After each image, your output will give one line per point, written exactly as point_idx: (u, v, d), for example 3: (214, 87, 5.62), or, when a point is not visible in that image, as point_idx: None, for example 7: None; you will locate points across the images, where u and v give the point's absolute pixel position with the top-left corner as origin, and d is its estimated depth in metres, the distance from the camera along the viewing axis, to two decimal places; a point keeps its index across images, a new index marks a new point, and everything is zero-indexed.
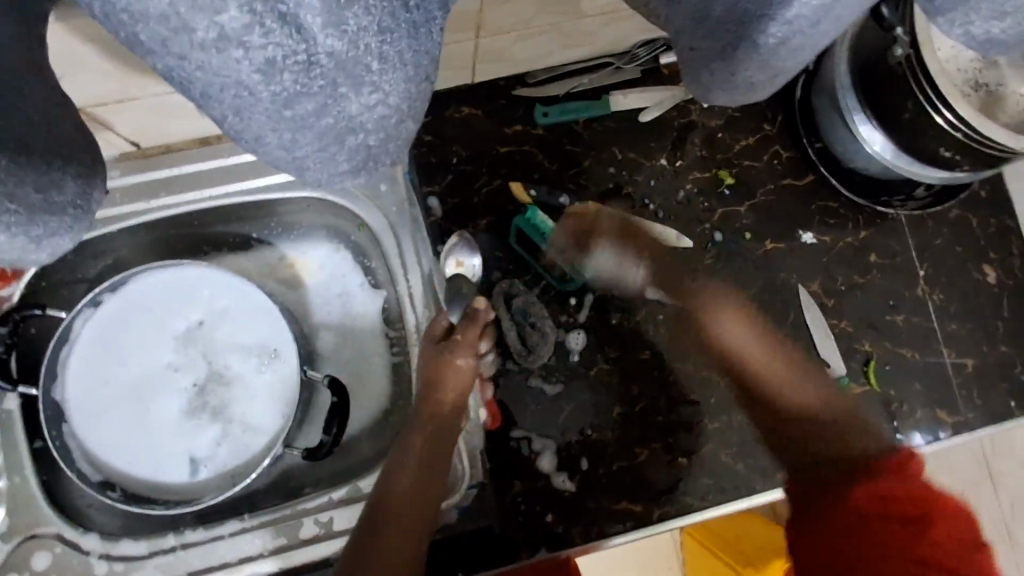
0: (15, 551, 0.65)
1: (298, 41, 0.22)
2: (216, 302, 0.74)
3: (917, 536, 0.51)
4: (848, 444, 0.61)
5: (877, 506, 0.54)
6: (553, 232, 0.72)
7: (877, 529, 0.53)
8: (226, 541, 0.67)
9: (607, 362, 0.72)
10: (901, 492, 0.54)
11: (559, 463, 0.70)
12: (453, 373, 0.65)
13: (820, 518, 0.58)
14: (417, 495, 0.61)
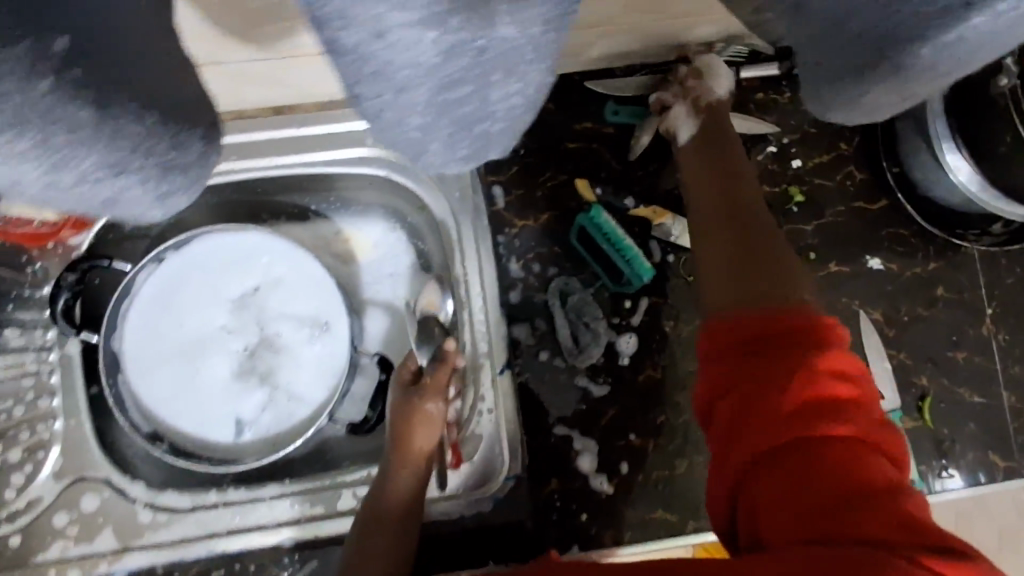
0: (68, 489, 0.67)
1: (481, 29, 0.24)
2: (272, 270, 0.74)
3: (849, 456, 0.40)
4: (774, 338, 0.47)
5: (807, 424, 0.42)
6: (615, 233, 0.71)
7: (806, 408, 0.43)
8: (264, 505, 0.68)
9: (656, 369, 0.71)
10: (825, 401, 0.43)
11: (598, 464, 0.70)
12: (423, 419, 0.65)
13: (742, 436, 0.44)
14: (399, 532, 0.60)
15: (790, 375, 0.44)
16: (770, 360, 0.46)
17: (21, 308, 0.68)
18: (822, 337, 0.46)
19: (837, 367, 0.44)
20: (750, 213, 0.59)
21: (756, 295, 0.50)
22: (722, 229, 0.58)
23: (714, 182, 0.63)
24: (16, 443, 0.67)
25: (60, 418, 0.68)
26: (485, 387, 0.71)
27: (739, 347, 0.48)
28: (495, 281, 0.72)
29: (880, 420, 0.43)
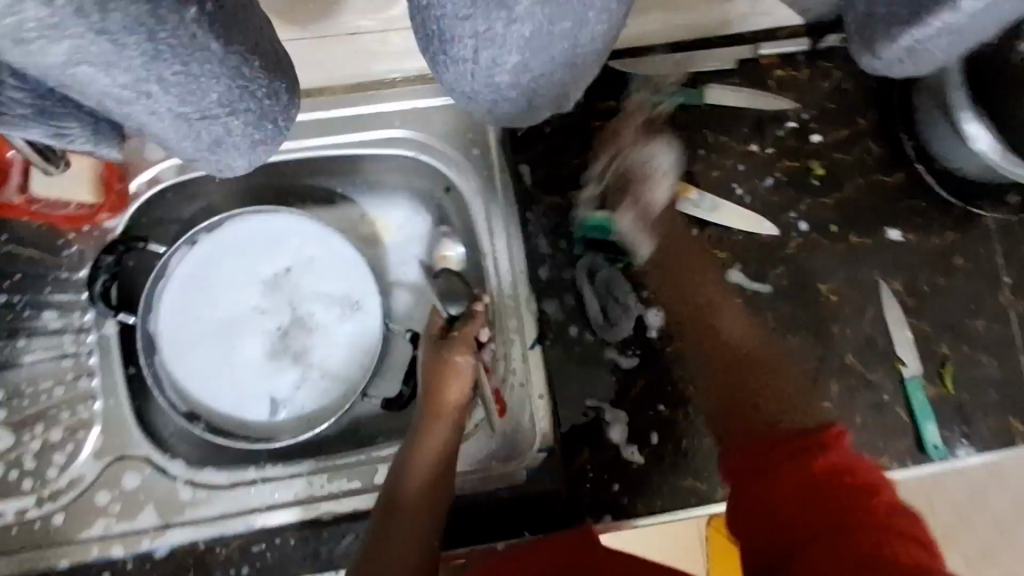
0: (110, 468, 0.68)
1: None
2: (303, 250, 0.75)
3: (868, 538, 0.46)
4: (784, 449, 0.55)
5: (822, 511, 0.49)
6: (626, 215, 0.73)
7: (817, 501, 0.50)
8: (303, 480, 0.69)
9: (685, 341, 0.73)
10: (841, 491, 0.49)
11: (629, 435, 0.71)
12: (453, 372, 0.67)
13: (770, 538, 0.51)
14: (430, 489, 0.64)
15: (797, 475, 0.52)
16: (779, 466, 0.54)
17: (59, 290, 0.69)
18: (823, 442, 0.54)
19: (846, 465, 0.52)
20: (745, 352, 0.70)
21: (756, 418, 0.62)
22: (723, 351, 0.70)
23: (718, 311, 0.72)
24: (58, 423, 0.68)
25: (99, 399, 0.69)
26: (516, 360, 0.72)
27: (756, 458, 0.56)
28: (525, 258, 0.73)
29: (902, 506, 0.48)
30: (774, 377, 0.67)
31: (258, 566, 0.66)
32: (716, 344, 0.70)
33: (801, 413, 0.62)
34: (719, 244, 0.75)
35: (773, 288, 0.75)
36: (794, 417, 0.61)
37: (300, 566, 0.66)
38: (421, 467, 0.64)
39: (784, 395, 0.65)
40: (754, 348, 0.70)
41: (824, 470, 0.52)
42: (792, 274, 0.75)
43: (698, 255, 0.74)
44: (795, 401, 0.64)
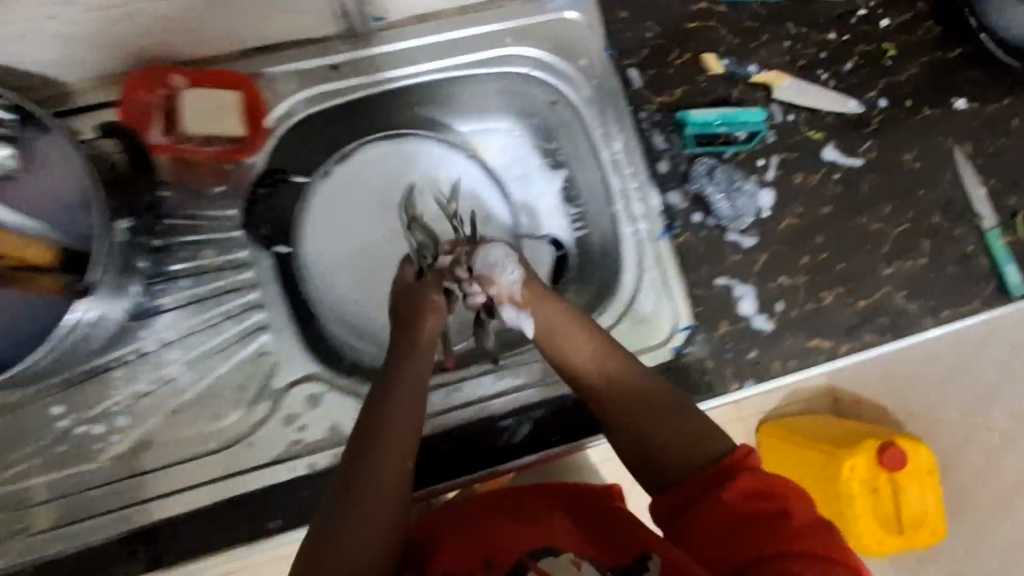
0: (288, 393, 0.71)
1: None
2: (429, 170, 0.81)
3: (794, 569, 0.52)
4: (705, 481, 0.58)
5: (752, 544, 0.54)
6: (725, 113, 0.78)
7: (743, 529, 0.55)
8: (471, 381, 0.77)
9: (793, 216, 0.80)
10: (768, 518, 0.54)
11: (758, 306, 0.78)
12: (432, 310, 0.67)
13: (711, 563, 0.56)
14: (395, 468, 0.56)
15: (725, 508, 0.56)
16: (705, 499, 0.57)
17: (213, 229, 0.71)
18: (738, 467, 0.58)
19: (765, 486, 0.56)
20: (650, 393, 0.64)
21: (678, 461, 0.61)
22: (631, 406, 0.64)
23: (612, 358, 0.66)
24: (233, 356, 0.71)
25: (267, 331, 0.72)
26: (648, 254, 0.79)
27: (683, 499, 0.59)
28: (642, 156, 0.79)
29: (820, 526, 0.55)
30: (666, 418, 0.63)
31: (445, 463, 0.73)
32: (609, 405, 0.65)
33: (702, 446, 0.61)
34: (814, 125, 0.81)
35: (864, 161, 0.82)
36: (694, 458, 0.60)
37: (487, 458, 0.74)
38: (391, 440, 0.57)
39: (688, 441, 0.61)
40: (646, 387, 0.64)
41: (751, 497, 0.56)
42: (878, 147, 0.82)
43: (582, 327, 0.67)
44: (691, 438, 0.61)
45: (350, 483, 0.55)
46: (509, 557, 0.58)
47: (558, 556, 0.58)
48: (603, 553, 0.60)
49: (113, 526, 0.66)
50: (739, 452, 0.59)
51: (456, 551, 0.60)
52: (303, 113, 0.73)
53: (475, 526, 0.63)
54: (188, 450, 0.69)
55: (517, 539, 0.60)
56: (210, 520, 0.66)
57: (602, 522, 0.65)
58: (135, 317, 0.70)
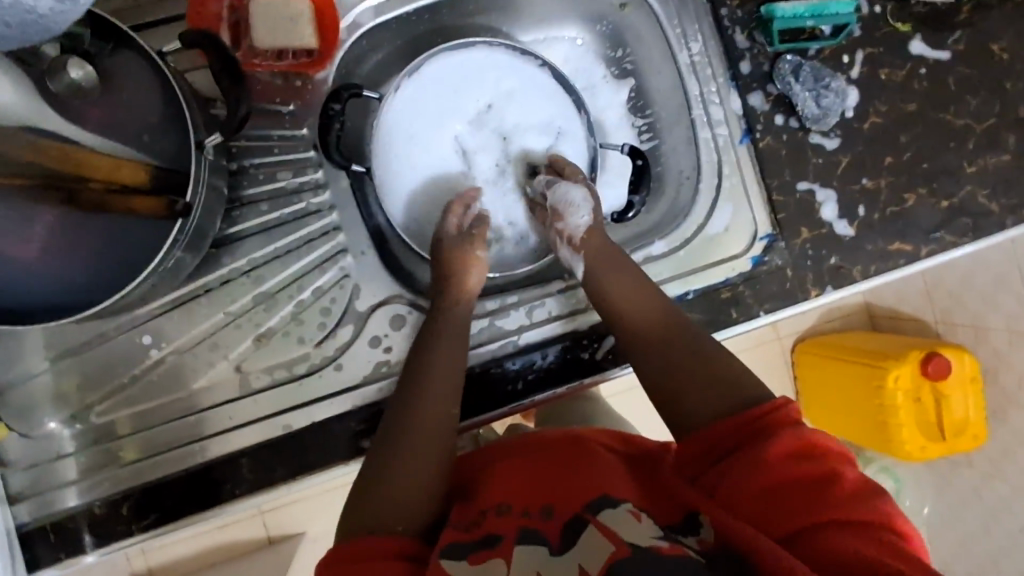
0: (373, 315, 0.71)
1: None
2: (502, 83, 0.76)
3: (839, 538, 0.47)
4: (737, 438, 0.55)
5: (788, 513, 0.50)
6: (813, 5, 0.73)
7: (779, 497, 0.51)
8: (555, 298, 0.74)
9: (878, 115, 0.77)
10: (807, 482, 0.50)
11: (840, 211, 0.76)
12: (476, 265, 0.69)
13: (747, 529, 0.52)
14: (434, 427, 0.60)
15: (764, 471, 0.52)
16: (737, 456, 0.54)
17: (285, 151, 0.69)
18: (775, 426, 0.54)
19: (807, 447, 0.52)
20: (687, 340, 0.63)
21: (709, 409, 0.58)
22: (660, 353, 0.63)
23: (652, 307, 0.66)
24: (317, 281, 0.71)
25: (348, 254, 0.71)
26: (726, 161, 0.77)
27: (715, 448, 0.56)
28: (722, 56, 0.75)
29: (868, 493, 0.50)
30: (690, 352, 0.62)
31: (535, 378, 0.72)
32: (636, 343, 0.65)
33: (728, 390, 0.59)
34: (900, 17, 0.77)
35: (953, 53, 0.78)
36: (712, 400, 0.59)
37: (576, 372, 0.72)
38: (428, 407, 0.61)
39: (710, 382, 0.60)
40: (675, 322, 0.65)
41: (785, 458, 0.52)
42: (968, 38, 0.78)
43: (629, 271, 0.67)
44: (715, 370, 0.60)
45: (394, 438, 0.60)
46: (570, 511, 0.56)
47: (617, 508, 0.55)
48: (654, 509, 0.56)
49: (219, 448, 0.68)
50: (776, 405, 0.55)
51: (498, 504, 0.59)
52: (366, 24, 0.72)
53: (522, 479, 0.62)
54: (278, 375, 0.70)
55: (573, 487, 0.59)
56: (311, 437, 0.69)
57: (655, 470, 0.62)
58: (217, 245, 0.69)
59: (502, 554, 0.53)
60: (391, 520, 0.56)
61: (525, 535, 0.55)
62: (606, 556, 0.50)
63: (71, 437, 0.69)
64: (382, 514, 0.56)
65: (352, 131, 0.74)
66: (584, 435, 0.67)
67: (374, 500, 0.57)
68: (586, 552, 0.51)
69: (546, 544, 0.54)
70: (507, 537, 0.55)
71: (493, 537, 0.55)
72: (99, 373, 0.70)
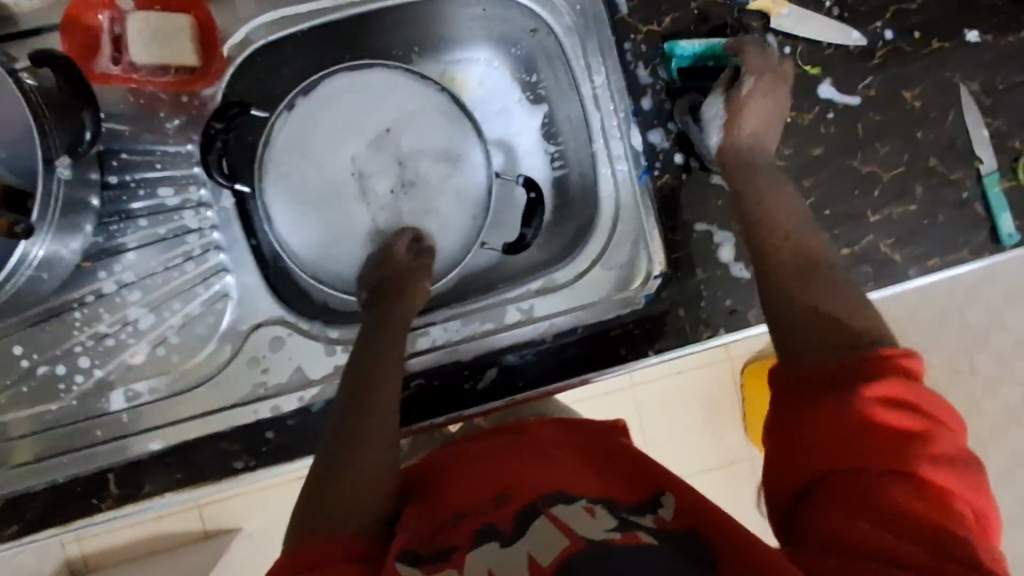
0: (252, 335, 0.70)
1: None
2: (402, 106, 0.76)
3: (912, 494, 0.42)
4: (838, 371, 0.48)
5: (861, 457, 0.44)
6: (705, 44, 0.73)
7: (861, 435, 0.44)
8: (438, 326, 0.75)
9: (783, 158, 0.76)
10: (880, 434, 0.44)
11: (738, 254, 0.75)
12: (420, 293, 0.69)
13: (793, 462, 0.46)
14: (379, 426, 0.54)
15: (854, 407, 0.45)
16: (829, 391, 0.47)
17: (168, 165, 0.69)
18: (894, 369, 0.47)
19: (911, 402, 0.45)
20: (833, 286, 0.55)
21: (840, 342, 0.50)
22: (788, 285, 0.56)
23: (793, 248, 0.59)
24: (196, 298, 0.70)
25: (229, 273, 0.70)
26: (627, 194, 0.75)
27: (788, 392, 0.49)
28: (626, 91, 0.74)
29: (960, 464, 0.44)
30: (851, 290, 0.55)
31: (411, 407, 0.73)
32: (768, 274, 0.58)
33: (849, 337, 0.50)
34: (811, 59, 0.76)
35: (863, 99, 0.77)
36: (822, 338, 0.51)
37: (453, 404, 0.73)
38: (378, 404, 0.55)
39: (832, 329, 0.51)
40: (823, 265, 0.57)
41: (870, 404, 0.45)
42: (880, 83, 0.77)
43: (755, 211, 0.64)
44: (837, 315, 0.52)
45: (354, 426, 0.53)
46: (524, 498, 0.50)
47: (574, 500, 0.49)
48: (622, 490, 0.52)
49: (87, 461, 0.67)
50: (881, 355, 0.47)
51: (461, 501, 0.52)
52: (259, 42, 0.69)
53: (486, 469, 0.55)
54: (155, 390, 0.69)
55: (533, 476, 0.53)
56: (179, 455, 0.68)
57: (619, 456, 0.57)
58: (94, 257, 0.68)
59: (460, 554, 0.46)
60: (350, 514, 0.47)
61: (483, 535, 0.48)
62: (560, 548, 0.44)
63: None
64: (339, 511, 0.47)
65: (242, 148, 0.74)
66: (535, 425, 0.61)
67: (328, 504, 0.48)
68: (541, 540, 0.45)
69: (500, 535, 0.47)
70: (465, 533, 0.48)
71: (452, 546, 0.47)
72: None
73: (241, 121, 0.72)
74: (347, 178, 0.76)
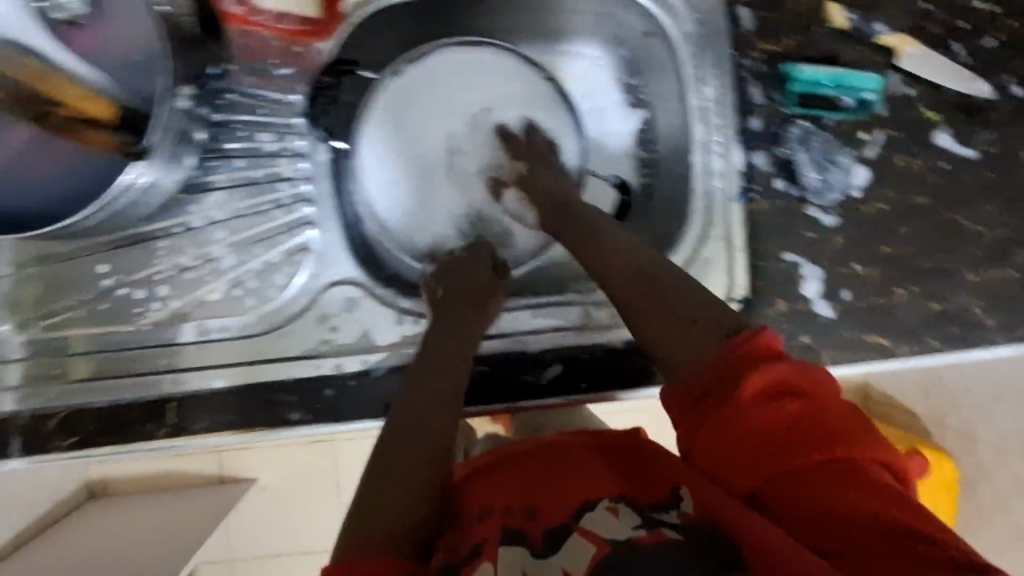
0: (327, 292, 0.71)
1: None
2: (505, 88, 0.77)
3: (843, 482, 0.40)
4: (710, 385, 0.47)
5: (778, 463, 0.42)
6: (832, 74, 0.70)
7: (768, 444, 0.43)
8: (507, 315, 0.74)
9: (885, 202, 0.73)
10: (786, 429, 0.43)
11: (822, 291, 0.73)
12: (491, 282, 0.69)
13: (727, 481, 0.45)
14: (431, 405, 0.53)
15: (741, 415, 0.44)
16: (717, 405, 0.46)
17: (271, 112, 0.68)
18: (758, 357, 0.46)
19: (786, 382, 0.45)
20: (667, 293, 0.56)
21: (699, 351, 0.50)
22: (636, 307, 0.57)
23: (650, 271, 0.59)
24: (276, 247, 0.70)
25: (314, 226, 0.71)
26: (720, 212, 0.73)
27: (683, 412, 0.49)
28: (735, 107, 0.72)
29: (856, 424, 0.43)
30: (689, 294, 0.55)
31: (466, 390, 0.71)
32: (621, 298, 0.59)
33: (708, 326, 0.51)
34: (934, 104, 0.73)
35: (981, 154, 0.73)
36: (683, 347, 0.51)
37: (510, 395, 0.71)
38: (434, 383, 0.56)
39: (687, 323, 0.53)
40: (656, 267, 0.59)
41: (763, 404, 0.44)
42: (1001, 140, 0.73)
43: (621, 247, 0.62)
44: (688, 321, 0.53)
45: (401, 430, 0.51)
46: (556, 507, 0.50)
47: (596, 507, 0.49)
48: (637, 491, 0.51)
49: (148, 388, 0.69)
50: (739, 342, 0.48)
51: (484, 504, 0.52)
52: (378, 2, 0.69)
53: (511, 474, 0.55)
54: (223, 331, 0.70)
55: (561, 484, 0.53)
56: (239, 398, 0.69)
57: (639, 456, 0.56)
58: (189, 190, 0.69)
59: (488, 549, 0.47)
60: (393, 522, 0.44)
61: (509, 534, 0.48)
62: (588, 558, 0.45)
63: (18, 344, 0.70)
64: (380, 521, 0.44)
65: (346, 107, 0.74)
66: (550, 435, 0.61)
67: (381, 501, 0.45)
68: (569, 553, 0.46)
69: (525, 542, 0.48)
70: (492, 527, 0.49)
71: (479, 538, 0.48)
72: (55, 290, 0.71)
73: (348, 80, 0.72)
74: (440, 148, 0.76)
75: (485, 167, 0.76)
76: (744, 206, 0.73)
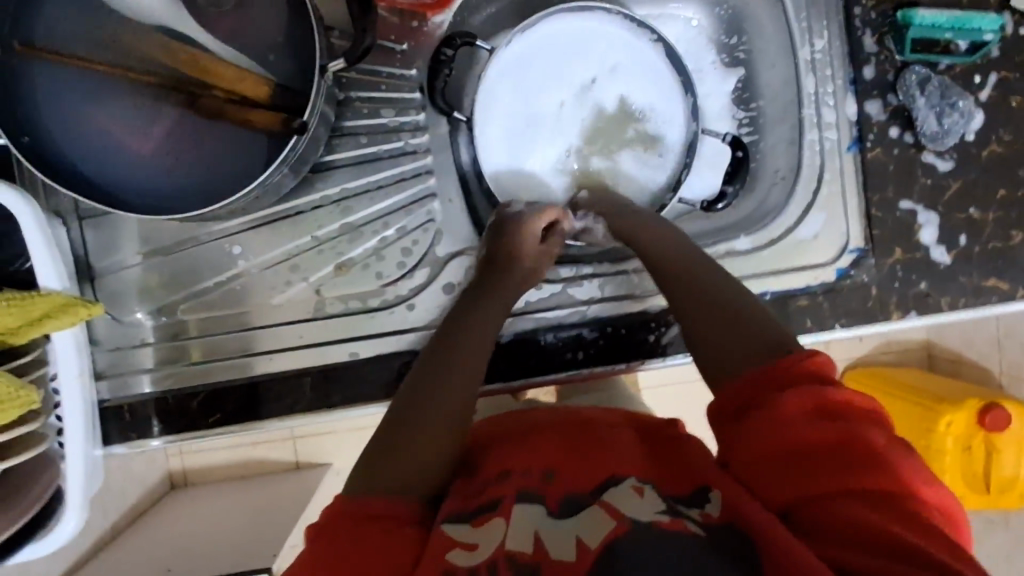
0: (452, 263, 0.73)
1: None
2: (612, 52, 0.77)
3: (871, 507, 0.41)
4: (753, 393, 0.50)
5: (812, 478, 0.44)
6: (949, 19, 0.71)
7: (804, 459, 0.45)
8: (634, 276, 0.76)
9: (1001, 145, 0.72)
10: (817, 449, 0.45)
11: (940, 237, 0.73)
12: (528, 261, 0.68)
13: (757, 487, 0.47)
14: (459, 390, 0.54)
15: (784, 427, 0.47)
16: (761, 412, 0.48)
17: (392, 88, 0.71)
18: (806, 377, 0.49)
19: (834, 404, 0.47)
20: (727, 300, 0.58)
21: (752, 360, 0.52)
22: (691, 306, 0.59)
23: (701, 281, 0.61)
24: (399, 220, 0.72)
25: (438, 198, 0.73)
26: (832, 163, 0.74)
27: (724, 418, 0.51)
28: (846, 58, 0.73)
29: (897, 457, 0.44)
30: (739, 298, 0.58)
31: (594, 351, 0.73)
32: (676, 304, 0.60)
33: (761, 329, 0.55)
34: None
35: None
36: (748, 345, 0.54)
37: (636, 353, 0.74)
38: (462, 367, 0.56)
39: (741, 326, 0.55)
40: (694, 274, 0.61)
41: (800, 420, 0.46)
42: None
43: (690, 254, 0.64)
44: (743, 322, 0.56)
45: (421, 408, 0.52)
46: (580, 480, 0.49)
47: (620, 483, 0.48)
48: (661, 478, 0.50)
49: (278, 364, 0.71)
50: (790, 358, 0.50)
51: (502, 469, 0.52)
52: None
53: (544, 444, 0.54)
54: (348, 305, 0.72)
55: (592, 459, 0.52)
56: (368, 371, 0.70)
57: (670, 441, 0.55)
58: (314, 169, 0.71)
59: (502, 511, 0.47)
60: (404, 488, 0.48)
61: (526, 495, 0.48)
62: (602, 534, 0.44)
63: (152, 327, 0.73)
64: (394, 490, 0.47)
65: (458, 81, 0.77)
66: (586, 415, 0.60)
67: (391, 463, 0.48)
68: (586, 524, 0.45)
69: (544, 504, 0.47)
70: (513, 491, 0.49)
71: (495, 496, 0.49)
72: (185, 274, 0.73)
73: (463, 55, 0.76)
74: (550, 114, 0.76)
75: (593, 130, 0.77)
76: (857, 155, 0.73)
